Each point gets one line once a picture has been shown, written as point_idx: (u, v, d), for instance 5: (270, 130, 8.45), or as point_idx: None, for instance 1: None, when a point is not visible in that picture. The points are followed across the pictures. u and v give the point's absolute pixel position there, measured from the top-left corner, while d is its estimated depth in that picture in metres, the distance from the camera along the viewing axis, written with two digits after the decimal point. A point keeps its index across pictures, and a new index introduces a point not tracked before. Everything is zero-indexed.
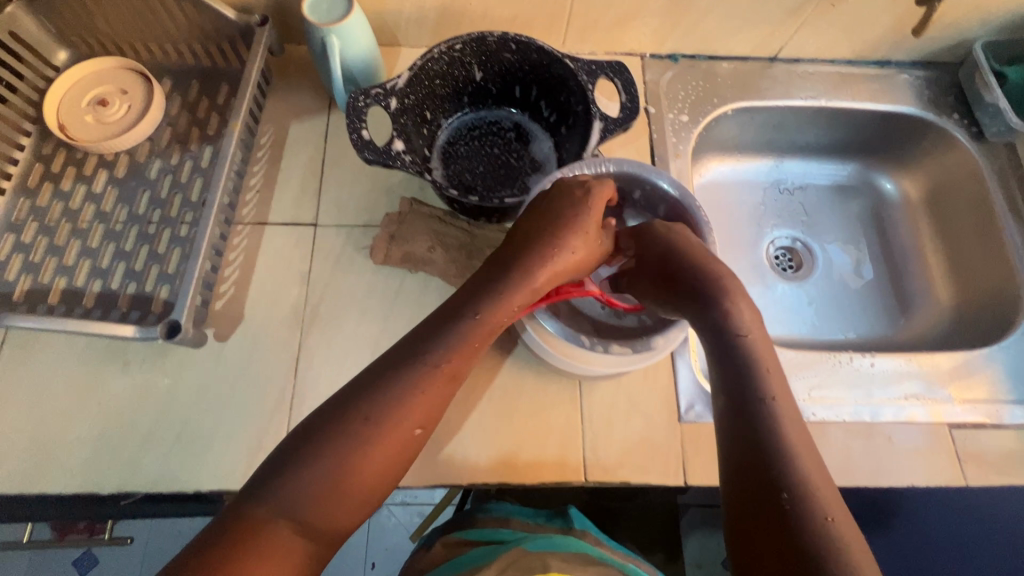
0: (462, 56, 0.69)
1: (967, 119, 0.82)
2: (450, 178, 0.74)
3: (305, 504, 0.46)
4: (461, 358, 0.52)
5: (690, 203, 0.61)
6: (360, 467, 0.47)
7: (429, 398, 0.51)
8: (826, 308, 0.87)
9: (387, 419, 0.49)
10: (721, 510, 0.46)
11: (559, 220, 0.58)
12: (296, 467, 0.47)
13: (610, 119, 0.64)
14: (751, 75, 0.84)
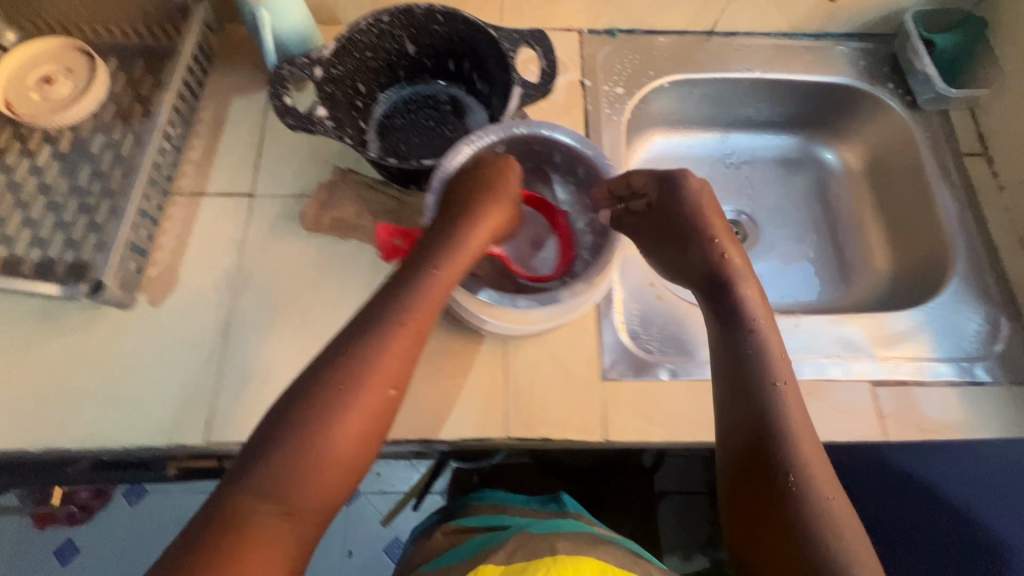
0: (391, 28, 0.70)
1: (900, 88, 0.84)
2: (385, 149, 0.75)
3: (286, 481, 0.46)
4: (422, 314, 0.53)
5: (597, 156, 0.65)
6: (339, 433, 0.48)
7: (392, 358, 0.51)
8: (769, 278, 0.87)
9: (353, 387, 0.49)
10: (727, 488, 0.53)
11: (486, 184, 0.61)
12: (275, 447, 0.47)
13: (530, 85, 0.66)
14: (688, 48, 0.86)
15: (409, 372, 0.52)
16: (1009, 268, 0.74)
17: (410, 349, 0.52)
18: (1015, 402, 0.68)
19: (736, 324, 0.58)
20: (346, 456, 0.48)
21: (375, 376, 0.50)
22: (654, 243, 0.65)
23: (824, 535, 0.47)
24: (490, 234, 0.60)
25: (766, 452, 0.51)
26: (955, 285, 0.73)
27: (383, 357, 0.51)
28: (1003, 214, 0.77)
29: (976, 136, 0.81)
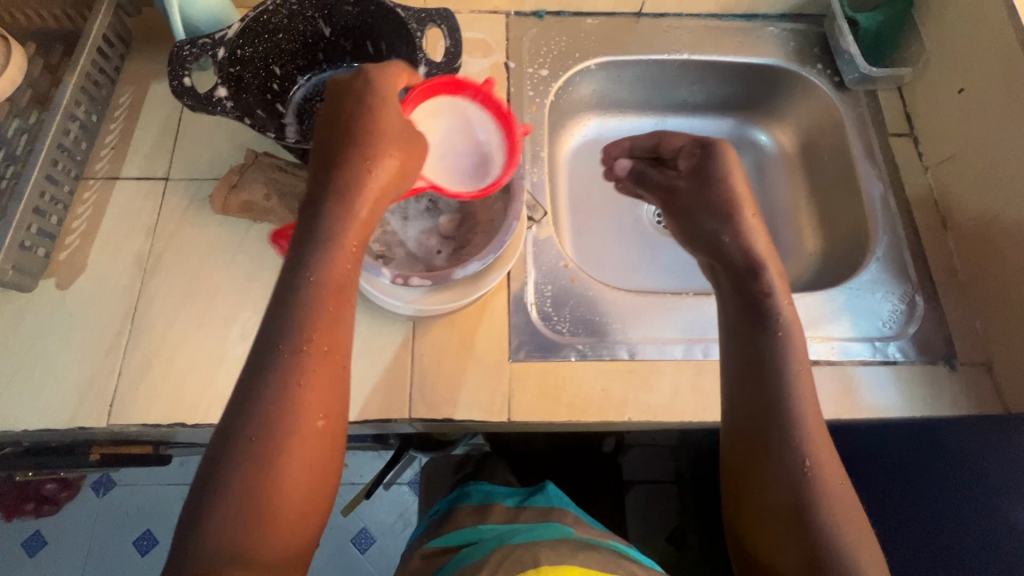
0: (302, 9, 0.70)
1: (829, 69, 0.83)
2: (304, 133, 0.74)
3: (242, 536, 0.43)
4: (321, 331, 0.48)
5: None
6: (284, 475, 0.44)
7: (317, 383, 0.47)
8: None
9: (284, 427, 0.45)
10: (741, 481, 0.55)
11: (366, 154, 0.52)
12: (218, 505, 0.43)
13: (435, 64, 0.65)
14: (616, 29, 0.85)
15: (337, 393, 0.48)
16: (929, 248, 0.73)
17: (334, 371, 0.48)
18: (926, 380, 0.67)
19: (758, 309, 0.60)
20: (299, 495, 0.45)
21: (306, 410, 0.46)
22: (679, 203, 0.70)
23: (829, 516, 0.51)
24: (382, 202, 0.53)
25: (778, 440, 0.54)
26: (875, 266, 0.73)
27: (306, 385, 0.46)
28: (927, 194, 0.76)
29: (903, 116, 0.80)
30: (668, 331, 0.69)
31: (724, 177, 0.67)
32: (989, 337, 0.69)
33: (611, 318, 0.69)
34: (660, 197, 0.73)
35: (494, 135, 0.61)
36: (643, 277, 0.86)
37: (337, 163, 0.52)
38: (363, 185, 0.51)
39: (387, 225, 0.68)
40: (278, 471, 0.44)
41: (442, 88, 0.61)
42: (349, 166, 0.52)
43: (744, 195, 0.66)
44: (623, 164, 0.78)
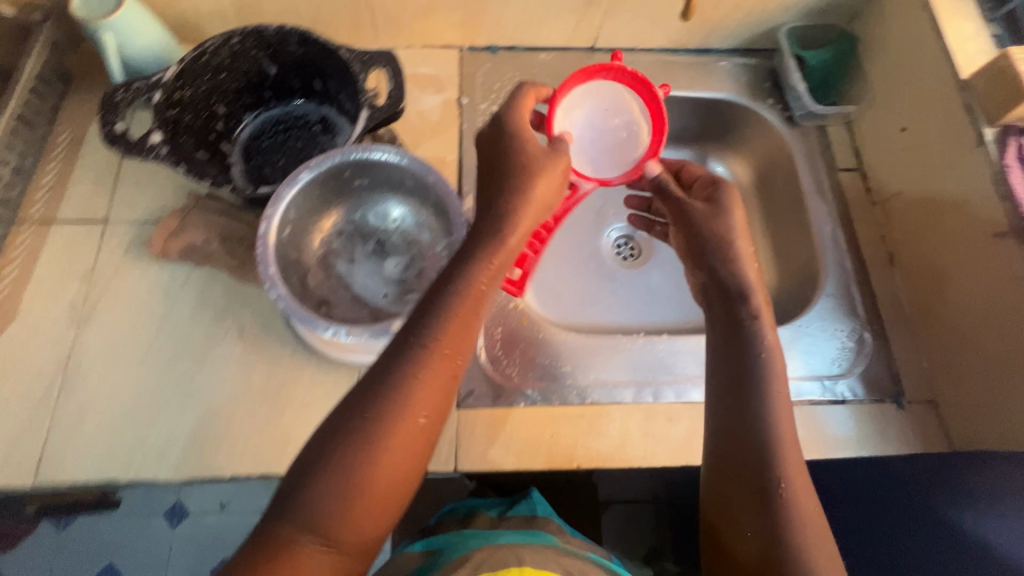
0: (244, 48, 0.69)
1: (779, 104, 0.84)
2: (249, 172, 0.73)
3: (327, 520, 0.42)
4: (450, 340, 0.47)
5: (428, 176, 0.63)
6: (375, 468, 0.43)
7: (431, 387, 0.46)
8: (662, 293, 0.89)
9: (399, 415, 0.45)
10: (716, 497, 0.53)
11: (517, 178, 0.54)
12: (314, 488, 0.42)
13: (376, 110, 0.65)
14: (569, 65, 0.85)
15: (445, 399, 0.47)
16: (877, 285, 0.74)
17: (446, 375, 0.47)
18: (876, 419, 0.68)
19: (740, 331, 0.59)
20: (382, 489, 0.44)
21: (415, 404, 0.45)
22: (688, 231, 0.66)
23: (808, 539, 0.48)
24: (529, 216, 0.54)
25: (757, 457, 0.52)
26: (826, 303, 0.73)
27: (421, 381, 0.46)
28: (875, 230, 0.77)
29: (852, 151, 0.81)
30: (616, 373, 0.68)
31: (731, 201, 0.65)
32: (935, 375, 0.69)
33: (563, 356, 0.69)
34: (671, 212, 0.69)
35: (633, 103, 0.68)
36: (598, 313, 0.86)
37: (500, 172, 0.55)
38: (526, 195, 0.53)
39: (333, 268, 0.67)
40: (373, 463, 0.43)
41: (573, 79, 0.67)
42: (502, 182, 0.54)
43: (740, 226, 0.64)
44: (652, 167, 0.68)
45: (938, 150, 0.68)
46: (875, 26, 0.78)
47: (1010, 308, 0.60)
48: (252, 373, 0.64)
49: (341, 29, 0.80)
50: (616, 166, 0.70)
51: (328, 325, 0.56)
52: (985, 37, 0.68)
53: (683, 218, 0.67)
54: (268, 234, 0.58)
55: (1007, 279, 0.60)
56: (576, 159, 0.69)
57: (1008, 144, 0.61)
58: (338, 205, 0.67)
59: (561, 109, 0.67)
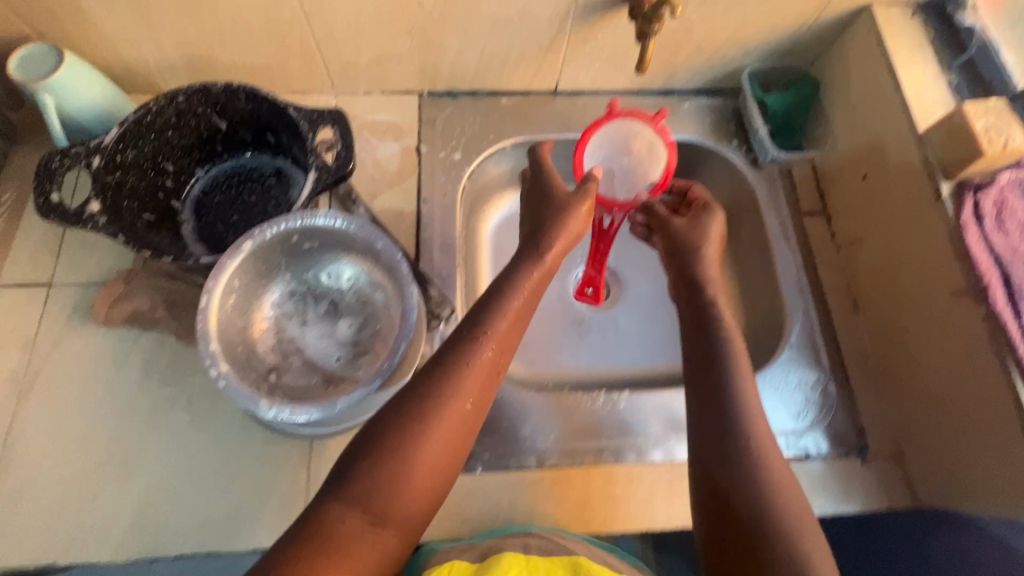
0: (191, 106, 0.67)
1: (744, 145, 0.83)
2: (201, 231, 0.72)
3: (378, 496, 0.46)
4: (499, 340, 0.54)
5: (374, 239, 0.61)
6: (422, 450, 0.48)
7: (478, 378, 0.52)
8: (634, 335, 0.87)
9: (445, 400, 0.50)
10: (698, 479, 0.51)
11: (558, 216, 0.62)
12: (375, 463, 0.47)
13: (325, 170, 0.63)
14: (532, 108, 0.84)
15: (490, 388, 0.53)
16: (842, 334, 0.73)
17: (491, 369, 0.53)
18: (841, 477, 0.66)
19: (706, 321, 0.60)
20: (429, 471, 0.48)
21: (465, 389, 0.51)
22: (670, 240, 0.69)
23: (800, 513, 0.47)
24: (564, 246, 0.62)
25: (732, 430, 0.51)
26: (791, 353, 0.72)
27: (470, 369, 0.52)
28: (839, 276, 0.76)
29: (817, 193, 0.80)
30: (577, 434, 0.67)
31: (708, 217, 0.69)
32: (901, 428, 0.68)
33: (524, 415, 0.67)
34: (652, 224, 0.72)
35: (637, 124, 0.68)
36: (565, 361, 0.84)
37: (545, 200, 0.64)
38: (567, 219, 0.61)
39: (284, 332, 0.65)
40: (425, 443, 0.48)
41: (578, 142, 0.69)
42: (545, 217, 0.63)
43: (716, 237, 0.68)
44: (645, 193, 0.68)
45: (898, 200, 0.68)
46: (836, 69, 0.77)
47: (968, 366, 0.60)
48: (202, 444, 0.63)
49: (296, 78, 0.78)
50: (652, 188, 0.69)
51: (270, 406, 0.54)
52: (942, 85, 0.67)
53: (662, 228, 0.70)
54: (210, 307, 0.56)
55: (966, 338, 0.59)
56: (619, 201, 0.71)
57: (964, 201, 0.61)
58: (287, 267, 0.65)
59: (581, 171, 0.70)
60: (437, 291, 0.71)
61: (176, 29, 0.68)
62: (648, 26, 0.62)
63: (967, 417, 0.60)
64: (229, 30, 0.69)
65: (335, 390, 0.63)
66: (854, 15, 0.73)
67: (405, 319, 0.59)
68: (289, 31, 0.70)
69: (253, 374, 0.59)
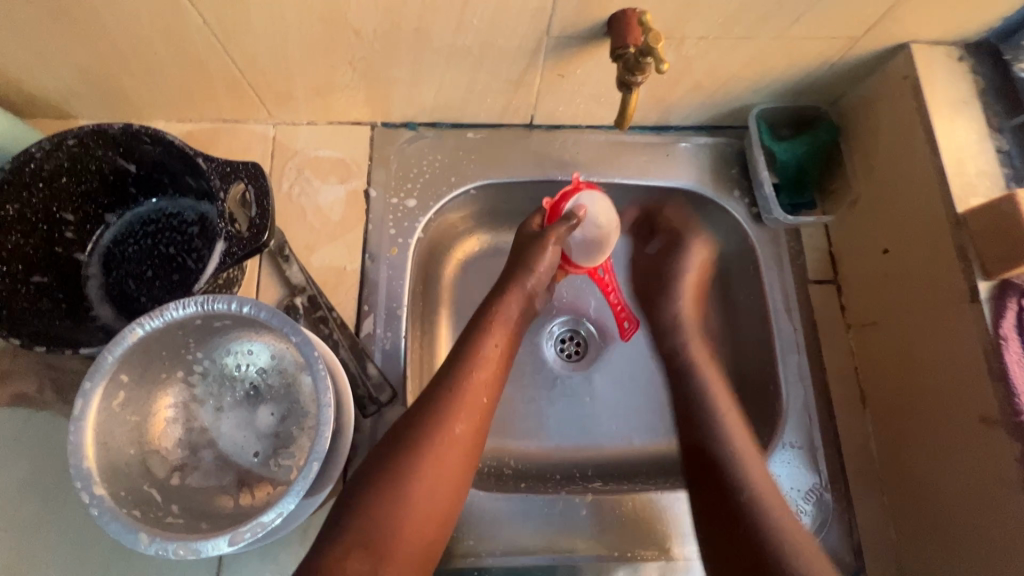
0: (86, 149, 0.56)
1: (747, 197, 0.71)
2: (108, 290, 0.61)
3: (378, 530, 0.47)
4: (486, 362, 0.55)
5: (283, 325, 0.51)
6: (418, 480, 0.49)
7: (468, 401, 0.53)
8: (617, 403, 0.73)
9: (437, 426, 0.51)
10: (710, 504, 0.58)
11: (527, 256, 0.61)
12: (374, 502, 0.48)
13: (236, 239, 0.52)
14: (503, 144, 0.72)
15: (484, 415, 0.54)
16: (844, 432, 0.63)
17: (479, 394, 0.54)
18: None
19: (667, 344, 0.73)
20: (428, 502, 0.49)
21: (453, 415, 0.52)
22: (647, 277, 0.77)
23: (796, 545, 0.53)
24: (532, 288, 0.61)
25: None
26: (784, 456, 0.62)
27: (459, 394, 0.53)
28: (846, 360, 0.66)
29: (827, 260, 0.69)
30: (529, 538, 0.60)
31: (684, 253, 0.74)
32: (904, 550, 0.59)
33: (470, 522, 0.60)
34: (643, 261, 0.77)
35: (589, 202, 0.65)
36: (529, 434, 0.71)
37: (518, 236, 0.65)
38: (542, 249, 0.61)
39: (194, 421, 0.56)
40: (421, 472, 0.49)
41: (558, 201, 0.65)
42: (521, 254, 0.62)
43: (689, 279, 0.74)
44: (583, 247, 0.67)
45: (922, 287, 0.57)
46: (862, 116, 0.65)
47: (986, 500, 0.51)
48: (96, 547, 0.55)
49: (225, 106, 0.67)
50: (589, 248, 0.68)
51: (151, 541, 0.45)
52: (988, 152, 0.56)
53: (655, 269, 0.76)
54: (86, 413, 0.48)
55: (990, 469, 0.51)
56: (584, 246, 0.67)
57: (1007, 306, 0.50)
58: (197, 348, 0.55)
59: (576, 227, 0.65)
60: (377, 370, 0.62)
61: (67, 56, 0.57)
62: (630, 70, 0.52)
63: (980, 559, 0.52)
64: (131, 56, 0.57)
65: (248, 496, 0.54)
66: (887, 55, 0.60)
67: (319, 430, 0.49)
68: (205, 59, 0.58)
69: (144, 482, 0.51)
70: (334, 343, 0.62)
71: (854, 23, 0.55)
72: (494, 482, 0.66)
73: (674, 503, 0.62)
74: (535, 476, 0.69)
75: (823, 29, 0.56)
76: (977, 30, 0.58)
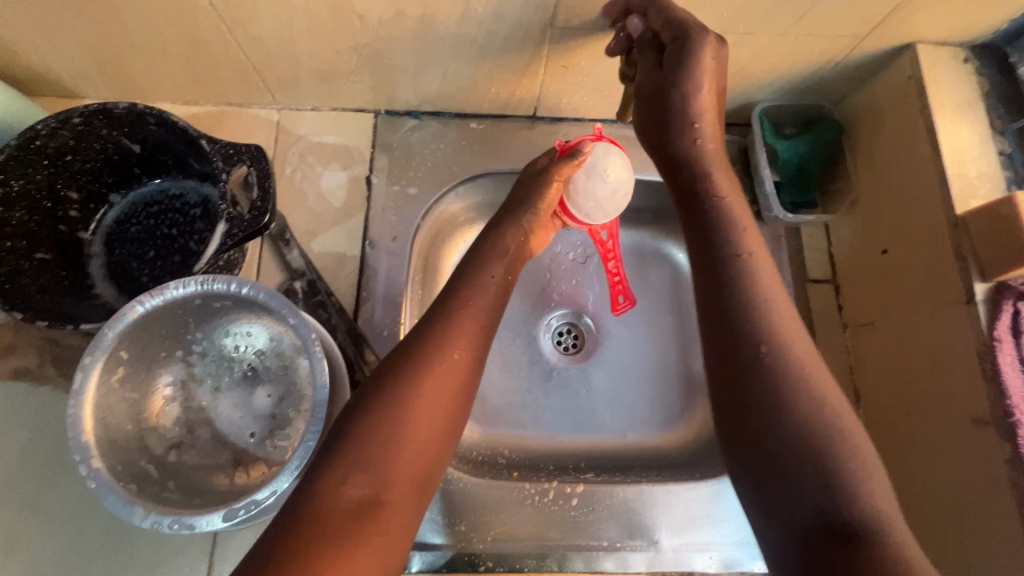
0: (91, 127, 0.57)
1: (748, 195, 0.71)
2: (110, 268, 0.62)
3: (379, 454, 0.44)
4: (483, 296, 0.54)
5: (280, 305, 0.51)
6: (416, 401, 0.47)
7: (466, 329, 0.51)
8: (614, 395, 0.73)
9: (435, 350, 0.49)
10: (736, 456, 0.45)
11: (527, 194, 0.59)
12: (373, 427, 0.45)
13: (236, 221, 0.53)
14: (505, 135, 0.72)
15: (480, 344, 0.52)
16: None
17: (478, 321, 0.53)
18: None
19: (695, 198, 0.53)
20: (427, 426, 0.47)
21: (451, 339, 0.50)
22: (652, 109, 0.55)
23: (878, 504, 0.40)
24: (528, 225, 0.59)
25: None
26: None
27: (455, 321, 0.51)
28: (841, 359, 0.66)
29: (825, 259, 0.69)
30: (519, 526, 0.60)
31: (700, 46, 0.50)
32: None
33: (463, 509, 0.60)
34: (644, 97, 0.55)
35: (610, 156, 0.60)
36: (524, 424, 0.72)
37: (525, 175, 0.63)
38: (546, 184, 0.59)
39: (193, 400, 0.57)
40: (421, 392, 0.47)
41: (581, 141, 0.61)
42: (519, 194, 0.61)
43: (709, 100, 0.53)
44: (583, 203, 0.61)
45: (919, 284, 0.57)
46: (865, 116, 0.65)
47: (974, 499, 0.51)
48: (93, 522, 0.56)
49: (230, 89, 0.67)
50: (594, 209, 0.61)
51: (146, 515, 0.46)
52: (990, 155, 0.56)
53: (658, 111, 0.54)
54: (85, 388, 0.48)
55: (981, 470, 0.51)
56: (585, 204, 0.61)
57: (1001, 309, 0.51)
58: (197, 328, 0.56)
59: (584, 173, 0.60)
60: (374, 356, 0.63)
61: (74, 35, 0.57)
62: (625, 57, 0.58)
63: (967, 561, 0.52)
64: (137, 37, 0.58)
65: (244, 475, 0.55)
66: (892, 56, 0.60)
67: (314, 411, 0.50)
68: (210, 42, 0.58)
69: (142, 458, 0.52)
70: (331, 328, 0.63)
71: (859, 22, 0.55)
72: (487, 470, 0.67)
73: (664, 495, 0.62)
74: (527, 466, 0.69)
75: (827, 27, 0.56)
76: (983, 33, 0.58)
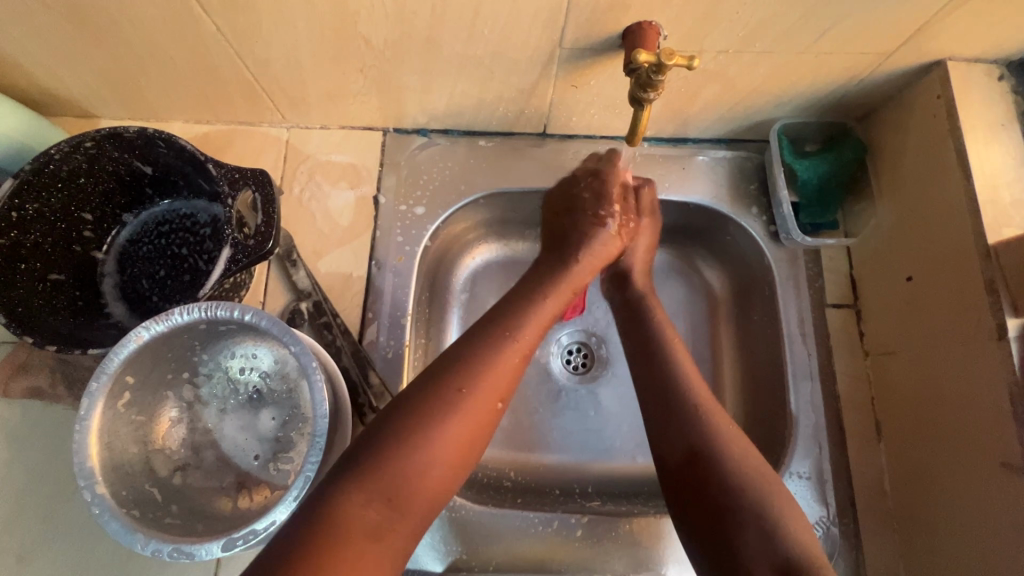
0: (103, 151, 0.57)
1: (765, 215, 0.67)
2: (122, 288, 0.63)
3: (400, 485, 0.42)
4: (530, 334, 0.51)
5: (279, 331, 0.51)
6: (451, 438, 0.44)
7: (508, 370, 0.49)
8: (626, 417, 0.72)
9: (482, 392, 0.47)
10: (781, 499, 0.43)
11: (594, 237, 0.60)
12: (402, 453, 0.43)
13: (240, 246, 0.53)
14: (514, 153, 0.71)
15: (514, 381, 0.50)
16: (857, 465, 0.60)
17: (523, 358, 0.50)
18: None
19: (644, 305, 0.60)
20: (451, 466, 0.44)
21: (498, 385, 0.47)
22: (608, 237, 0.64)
23: None
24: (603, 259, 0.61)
25: None
26: (793, 486, 0.59)
27: (507, 360, 0.49)
28: (862, 389, 0.63)
29: (846, 283, 0.66)
30: (521, 554, 0.59)
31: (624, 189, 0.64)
32: None
33: (467, 536, 0.60)
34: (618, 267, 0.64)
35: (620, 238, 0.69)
36: (530, 446, 0.70)
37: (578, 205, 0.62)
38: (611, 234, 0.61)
39: (198, 421, 0.57)
40: (458, 430, 0.45)
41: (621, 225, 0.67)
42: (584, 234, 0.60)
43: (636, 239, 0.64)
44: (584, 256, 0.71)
45: (951, 307, 0.54)
46: (892, 137, 0.62)
47: (1001, 548, 0.48)
48: (100, 540, 0.57)
49: (241, 109, 0.67)
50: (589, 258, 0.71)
51: (146, 542, 0.46)
52: None
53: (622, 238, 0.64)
54: (91, 414, 0.49)
55: (1015, 520, 0.48)
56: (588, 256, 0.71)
57: None
58: (203, 351, 0.56)
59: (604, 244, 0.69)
60: (378, 379, 0.62)
61: (89, 59, 0.58)
62: (666, 61, 0.45)
63: None
64: (149, 61, 0.58)
65: (247, 499, 0.55)
66: (921, 73, 0.57)
67: (314, 440, 0.49)
68: (220, 65, 0.59)
69: (145, 482, 0.52)
70: (336, 349, 0.62)
71: (885, 38, 0.52)
72: (492, 494, 0.66)
73: (672, 527, 0.60)
74: (532, 492, 0.68)
75: (852, 44, 0.53)
76: (1019, 49, 0.55)
